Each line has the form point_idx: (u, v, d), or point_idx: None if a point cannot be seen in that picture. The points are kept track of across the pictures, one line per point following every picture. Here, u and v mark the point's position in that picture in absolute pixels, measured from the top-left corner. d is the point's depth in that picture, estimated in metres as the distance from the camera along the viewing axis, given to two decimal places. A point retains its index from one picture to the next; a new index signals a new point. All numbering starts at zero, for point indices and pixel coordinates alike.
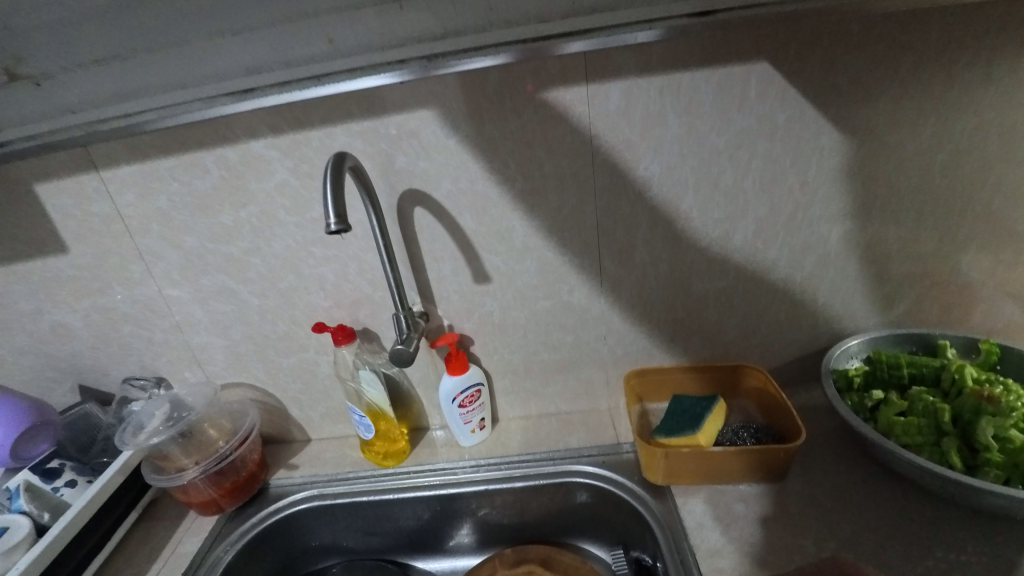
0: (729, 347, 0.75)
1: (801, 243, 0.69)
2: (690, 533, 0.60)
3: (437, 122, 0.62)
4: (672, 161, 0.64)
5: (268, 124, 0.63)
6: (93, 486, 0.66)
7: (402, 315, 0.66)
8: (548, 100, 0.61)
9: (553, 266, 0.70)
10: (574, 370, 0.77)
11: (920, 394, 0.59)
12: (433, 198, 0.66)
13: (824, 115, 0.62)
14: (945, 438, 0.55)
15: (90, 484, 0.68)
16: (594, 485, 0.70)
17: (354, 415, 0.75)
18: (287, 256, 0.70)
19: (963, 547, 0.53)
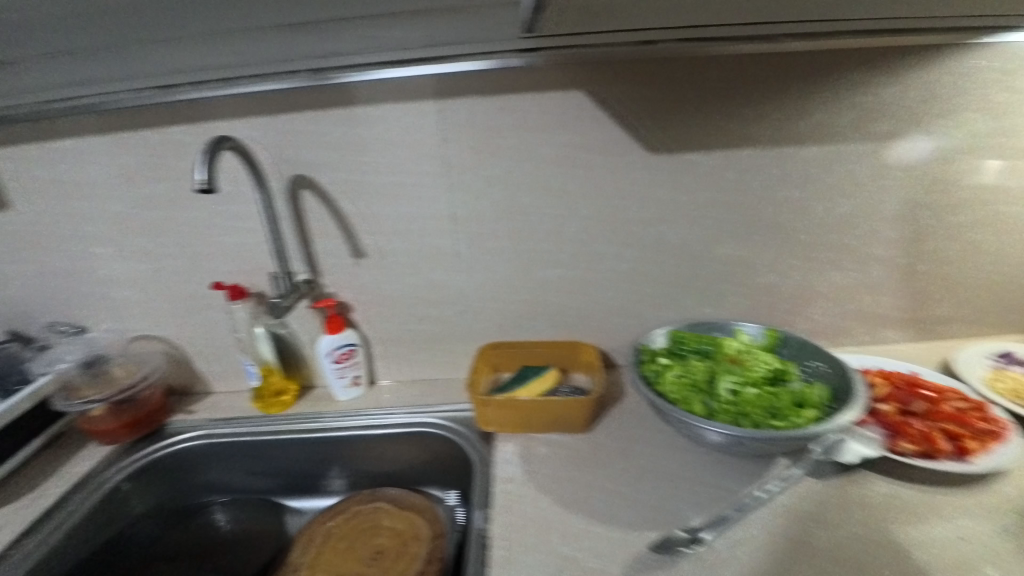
0: (570, 329, 0.90)
1: (622, 240, 0.84)
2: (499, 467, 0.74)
3: (320, 121, 0.77)
4: (513, 165, 0.79)
5: (183, 114, 0.78)
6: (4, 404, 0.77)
7: (281, 276, 0.80)
8: (410, 107, 0.76)
9: (418, 248, 0.84)
10: (440, 341, 0.90)
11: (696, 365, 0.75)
12: (317, 184, 0.80)
13: (634, 135, 0.78)
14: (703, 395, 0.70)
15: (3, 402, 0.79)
16: (439, 433, 0.82)
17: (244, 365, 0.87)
18: (195, 224, 0.84)
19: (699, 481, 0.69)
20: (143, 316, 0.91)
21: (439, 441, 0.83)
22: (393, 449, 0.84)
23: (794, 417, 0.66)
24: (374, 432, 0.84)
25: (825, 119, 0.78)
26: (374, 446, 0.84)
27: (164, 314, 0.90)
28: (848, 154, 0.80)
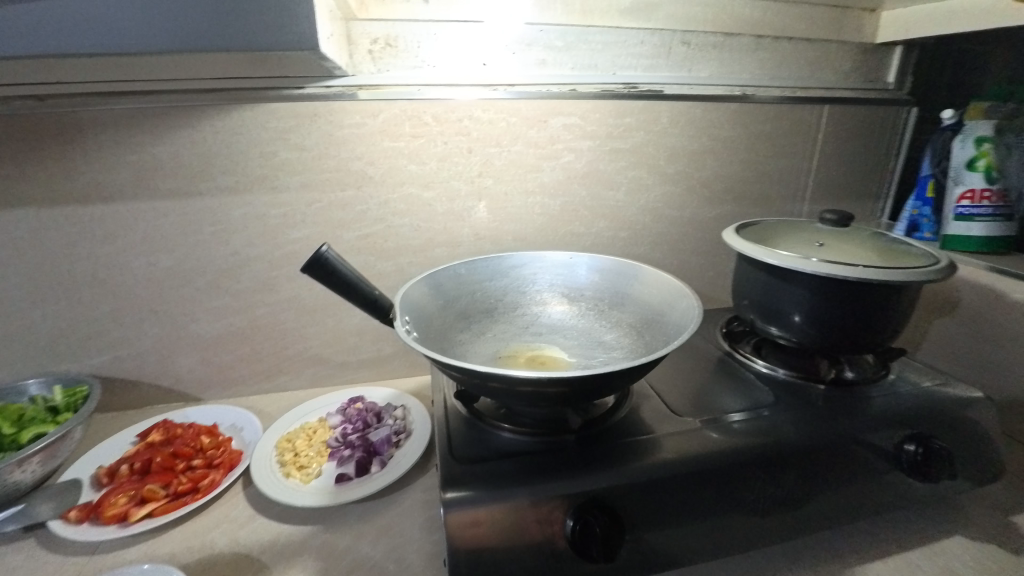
0: (308, 351, 0.77)
1: (388, 252, 0.74)
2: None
3: (187, 161, 0.65)
4: (299, 191, 0.68)
5: (142, 171, 0.64)
6: None
7: (333, 271, 0.46)
8: (286, 139, 0.66)
9: (271, 285, 0.72)
10: (215, 383, 0.76)
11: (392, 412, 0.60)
12: (266, 226, 0.69)
13: (342, 150, 0.67)
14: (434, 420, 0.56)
15: None
16: (217, 554, 0.50)
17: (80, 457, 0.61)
18: (161, 285, 0.70)
19: (698, 508, 0.49)
20: (230, 344, 0.74)
21: (611, 524, 0.45)
22: (534, 537, 0.45)
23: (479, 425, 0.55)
24: (505, 502, 0.45)
25: (532, 98, 0.70)
26: (506, 536, 0.45)
27: (261, 335, 0.74)
28: (713, 210, 0.84)
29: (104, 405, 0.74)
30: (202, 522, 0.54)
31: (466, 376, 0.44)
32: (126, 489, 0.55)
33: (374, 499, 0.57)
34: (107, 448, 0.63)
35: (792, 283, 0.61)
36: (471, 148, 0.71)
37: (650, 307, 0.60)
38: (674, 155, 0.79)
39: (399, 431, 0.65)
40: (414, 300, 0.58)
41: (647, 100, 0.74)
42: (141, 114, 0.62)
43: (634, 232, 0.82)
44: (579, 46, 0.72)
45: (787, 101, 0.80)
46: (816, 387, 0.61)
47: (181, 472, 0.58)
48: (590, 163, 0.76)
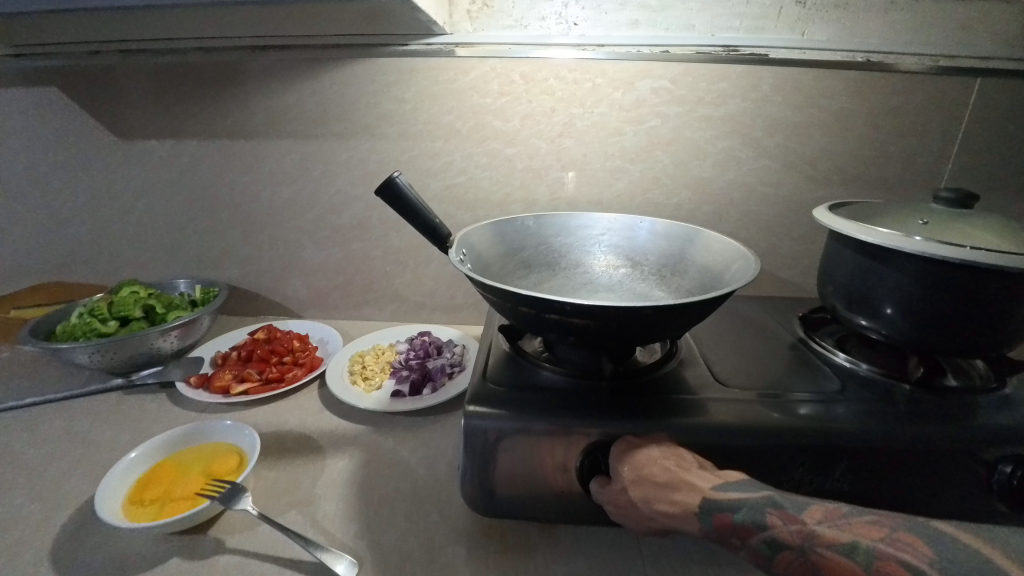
0: (391, 289, 0.86)
1: (468, 203, 0.79)
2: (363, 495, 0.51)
3: (308, 109, 0.75)
4: (396, 140, 0.76)
5: (274, 116, 0.76)
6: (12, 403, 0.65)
7: (404, 196, 0.52)
8: (387, 91, 0.73)
9: (365, 224, 0.81)
10: (314, 305, 0.88)
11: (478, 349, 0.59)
12: (365, 170, 0.78)
13: (434, 104, 0.74)
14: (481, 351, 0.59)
15: None
16: (286, 431, 0.60)
17: (209, 344, 0.76)
18: (280, 214, 0.82)
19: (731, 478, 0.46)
20: (328, 273, 0.85)
21: None
22: (548, 467, 0.46)
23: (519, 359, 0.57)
24: (524, 426, 0.46)
25: (620, 60, 0.70)
26: (520, 460, 0.47)
27: (354, 268, 0.84)
28: (816, 191, 0.76)
29: (232, 310, 0.90)
30: (282, 406, 0.65)
31: (501, 297, 0.45)
32: (232, 369, 0.68)
33: (420, 416, 0.63)
34: (225, 338, 0.78)
35: (887, 265, 0.54)
36: (554, 108, 0.73)
37: (713, 271, 0.57)
38: (774, 127, 0.73)
39: (454, 364, 0.70)
40: (475, 242, 0.61)
41: (747, 64, 0.70)
42: (278, 65, 0.73)
43: (719, 207, 0.78)
44: (676, 7, 0.70)
45: (924, 71, 0.69)
46: (899, 387, 0.54)
47: (274, 365, 0.70)
48: (677, 130, 0.73)
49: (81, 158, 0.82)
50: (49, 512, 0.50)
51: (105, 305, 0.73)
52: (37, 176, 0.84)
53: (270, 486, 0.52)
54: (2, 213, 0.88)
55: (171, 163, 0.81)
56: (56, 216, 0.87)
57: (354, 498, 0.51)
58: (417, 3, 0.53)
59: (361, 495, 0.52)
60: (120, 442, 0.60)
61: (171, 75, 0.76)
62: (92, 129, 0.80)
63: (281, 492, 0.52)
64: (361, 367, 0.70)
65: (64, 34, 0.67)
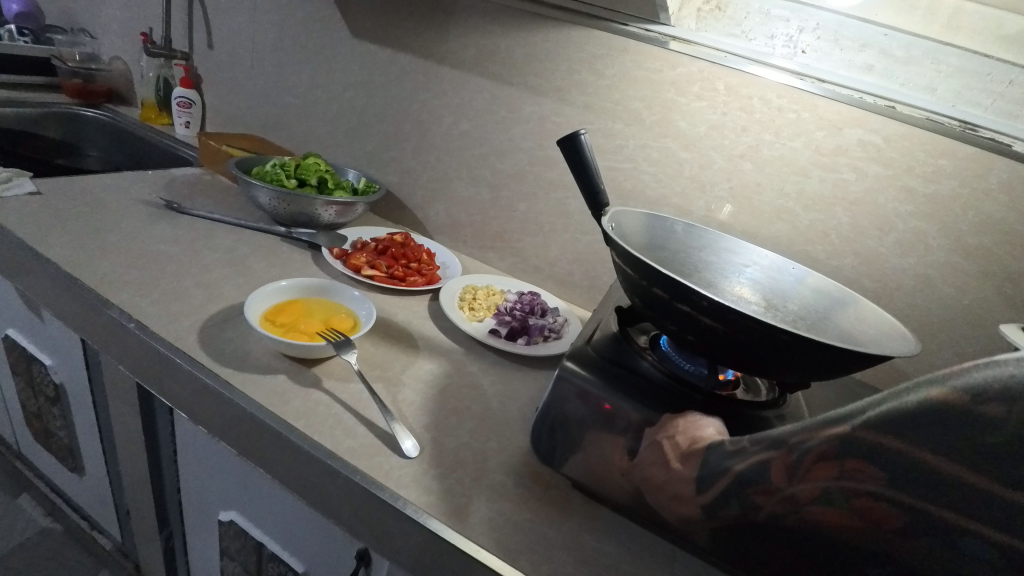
0: (518, 243, 0.89)
1: (621, 190, 0.80)
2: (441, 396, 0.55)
3: (514, 56, 0.81)
4: (579, 109, 0.79)
5: (482, 54, 0.83)
6: (205, 214, 0.79)
7: (581, 152, 0.54)
8: (590, 62, 0.76)
9: (519, 176, 0.86)
10: (447, 232, 0.95)
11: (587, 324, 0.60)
12: (540, 127, 0.82)
13: (629, 87, 0.75)
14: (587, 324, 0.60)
15: (178, 211, 0.79)
16: (394, 321, 0.66)
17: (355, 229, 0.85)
18: (451, 142, 0.89)
19: None
20: (470, 208, 0.91)
21: None
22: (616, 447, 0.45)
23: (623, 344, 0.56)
24: (611, 400, 0.46)
25: (836, 101, 0.66)
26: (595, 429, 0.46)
27: (494, 213, 0.89)
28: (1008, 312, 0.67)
29: (379, 211, 0.99)
30: (397, 301, 0.72)
31: (636, 272, 0.46)
32: (368, 255, 0.76)
33: (507, 359, 0.66)
34: (369, 230, 0.87)
35: None
36: (746, 127, 0.71)
37: (858, 338, 0.52)
38: (985, 226, 0.65)
39: (552, 330, 0.72)
40: (624, 222, 0.62)
41: (982, 149, 0.62)
42: (505, 10, 0.79)
43: (883, 288, 0.71)
44: (923, 64, 0.64)
45: None
46: None
47: (400, 266, 0.77)
48: (869, 192, 0.68)
49: (318, 43, 0.96)
50: (208, 301, 0.61)
51: (293, 165, 0.85)
52: (282, 48, 1.00)
53: (369, 357, 0.58)
54: (246, 70, 1.06)
55: (383, 68, 0.91)
56: (282, 84, 1.02)
57: (431, 397, 0.56)
58: None
59: (437, 397, 0.56)
60: (268, 274, 0.70)
61: None
62: (336, 21, 0.93)
63: (376, 365, 0.58)
64: (470, 298, 0.75)
65: None
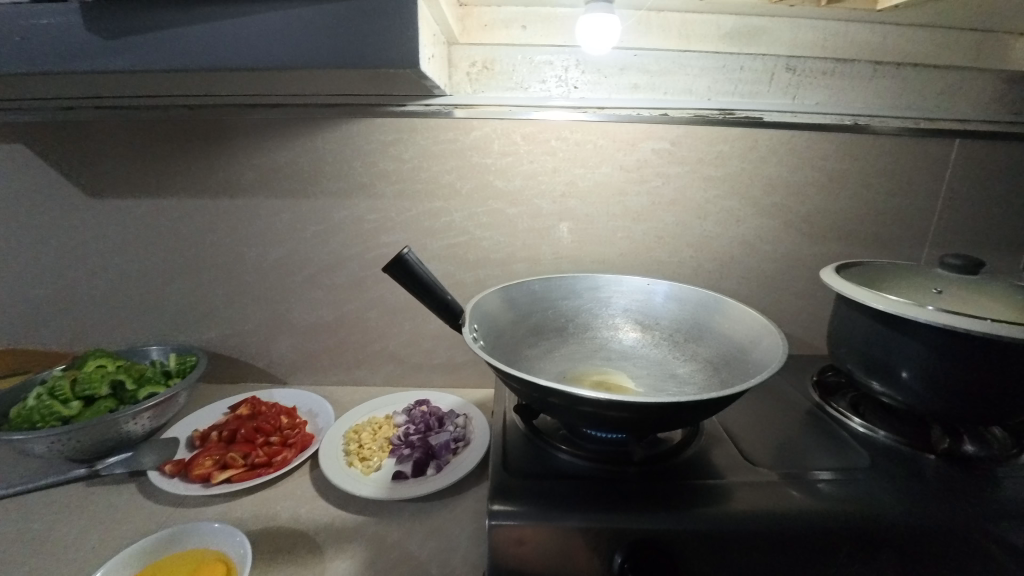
0: (386, 351, 0.81)
1: (468, 263, 0.77)
2: None
3: (300, 167, 0.72)
4: (393, 199, 0.73)
5: (264, 174, 0.73)
6: None
7: (414, 272, 0.49)
8: (385, 151, 0.71)
9: (359, 285, 0.77)
10: (302, 371, 0.82)
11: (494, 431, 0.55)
12: (360, 229, 0.75)
13: (434, 163, 0.71)
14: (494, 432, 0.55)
15: None
16: (278, 528, 0.54)
17: (186, 423, 0.69)
18: (266, 275, 0.77)
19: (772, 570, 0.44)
20: (318, 336, 0.80)
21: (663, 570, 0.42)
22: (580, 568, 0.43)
23: (538, 440, 0.53)
24: (554, 523, 0.43)
25: (623, 122, 0.70)
26: (550, 561, 0.43)
27: (346, 330, 0.80)
28: (814, 248, 0.77)
29: (211, 378, 0.83)
30: (273, 495, 0.59)
31: (531, 385, 0.43)
32: (214, 452, 0.62)
33: (427, 500, 0.58)
34: (204, 414, 0.71)
35: (904, 333, 0.54)
36: (557, 168, 0.72)
37: (732, 344, 0.56)
38: (771, 187, 0.74)
39: (458, 439, 0.65)
40: (488, 309, 0.58)
41: (745, 127, 0.71)
42: (269, 124, 0.70)
43: (722, 264, 0.78)
44: (675, 71, 0.71)
45: (911, 134, 0.72)
46: (924, 458, 0.53)
47: (260, 446, 0.64)
48: (679, 190, 0.74)
49: (46, 217, 0.76)
50: None
51: (68, 381, 0.66)
52: None
53: None
54: None
55: (147, 222, 0.76)
56: (13, 279, 0.79)
57: None
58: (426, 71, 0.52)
59: None
60: (82, 549, 0.52)
61: (152, 131, 0.72)
62: (60, 186, 0.74)
63: None
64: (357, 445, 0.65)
65: (37, 91, 0.62)
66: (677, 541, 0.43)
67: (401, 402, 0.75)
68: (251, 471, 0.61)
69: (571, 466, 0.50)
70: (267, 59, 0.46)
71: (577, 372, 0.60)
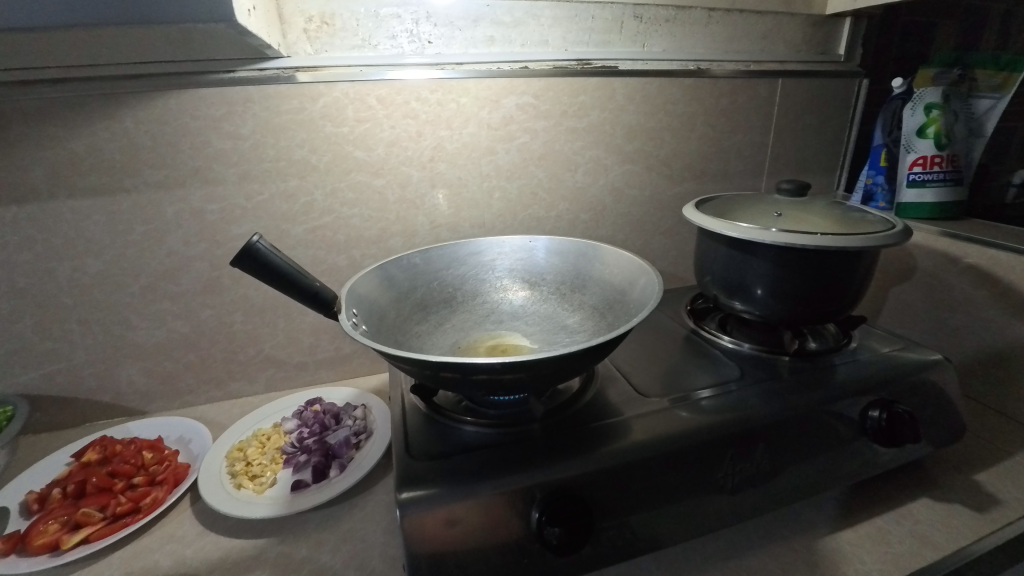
0: (262, 355, 0.73)
1: (340, 244, 0.70)
2: None
3: (109, 157, 0.59)
4: (239, 184, 0.64)
5: (59, 169, 0.58)
6: None
7: (269, 262, 0.43)
8: (219, 129, 0.61)
9: (215, 286, 0.68)
10: (162, 396, 0.71)
11: (396, 418, 0.52)
12: (204, 222, 0.65)
13: (282, 137, 0.63)
14: (396, 418, 0.52)
15: None
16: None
17: (12, 488, 0.56)
18: (91, 292, 0.64)
19: (676, 489, 0.47)
20: (174, 352, 0.69)
21: (581, 515, 0.43)
22: (500, 535, 0.42)
23: (442, 417, 0.52)
24: (467, 497, 0.42)
25: (483, 78, 0.67)
26: (468, 536, 0.42)
27: (208, 340, 0.70)
28: (673, 188, 0.83)
29: (39, 426, 0.68)
30: (147, 543, 0.51)
31: (420, 363, 0.41)
32: (58, 514, 0.51)
33: (334, 504, 0.54)
34: (37, 471, 0.58)
35: (754, 256, 0.61)
36: (420, 132, 0.68)
37: (611, 287, 0.59)
38: (631, 134, 0.77)
39: (359, 432, 0.62)
40: (365, 293, 0.53)
41: (601, 77, 0.72)
42: (52, 105, 0.56)
43: (597, 213, 0.80)
44: (528, 22, 0.69)
45: (742, 75, 0.79)
46: (780, 359, 0.61)
47: (121, 492, 0.54)
48: (547, 144, 0.74)
49: None
50: None
51: None
52: None
53: None
54: None
55: None
56: None
57: None
58: (246, 25, 0.44)
59: None
60: None
61: None
62: None
63: None
64: (244, 463, 0.58)
65: None
66: (588, 485, 0.45)
67: (288, 407, 0.68)
68: (114, 524, 0.51)
69: (479, 437, 0.49)
70: (19, 16, 0.35)
71: (470, 341, 0.59)
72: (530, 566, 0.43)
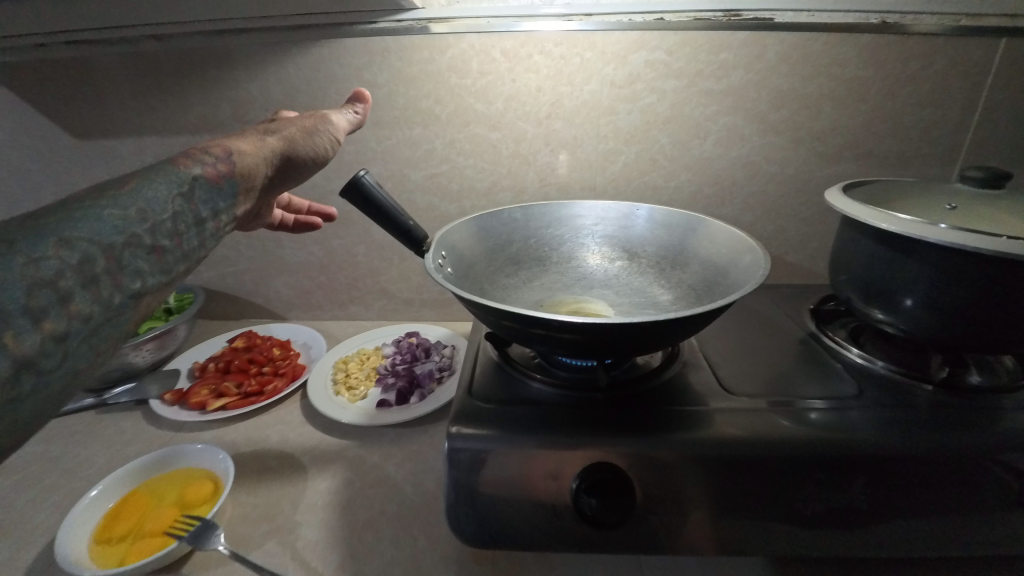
0: (377, 287, 0.81)
1: (454, 193, 0.74)
2: (350, 523, 0.47)
3: (274, 97, 0.69)
4: (371, 129, 0.70)
5: (239, 107, 0.70)
6: None
7: (366, 196, 0.47)
8: (360, 76, 0.67)
9: (344, 220, 0.76)
10: (298, 307, 0.84)
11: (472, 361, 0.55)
12: (341, 160, 0.73)
13: (411, 86, 0.67)
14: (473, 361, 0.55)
15: None
16: (267, 450, 0.57)
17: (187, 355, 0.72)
18: None
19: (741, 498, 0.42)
20: (310, 272, 0.81)
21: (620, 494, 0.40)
22: (535, 492, 0.42)
23: (512, 368, 0.53)
24: (510, 446, 0.43)
25: (611, 31, 0.64)
26: (505, 484, 0.43)
27: (336, 266, 0.80)
28: (824, 166, 0.71)
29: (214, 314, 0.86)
30: (265, 420, 0.62)
31: (487, 309, 0.42)
32: (209, 383, 0.64)
33: (408, 427, 0.60)
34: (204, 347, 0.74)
35: (909, 256, 0.50)
36: (540, 87, 0.67)
37: (713, 268, 0.53)
38: (780, 100, 0.67)
39: (442, 368, 0.66)
40: (460, 240, 0.56)
41: (751, 31, 0.63)
42: (238, 51, 0.67)
43: (723, 187, 0.73)
44: None
45: (949, 32, 0.63)
46: (918, 387, 0.50)
47: (253, 376, 0.66)
48: (675, 106, 0.67)
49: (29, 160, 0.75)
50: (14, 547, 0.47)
51: None
52: None
53: (248, 512, 0.49)
54: None
55: (132, 162, 0.75)
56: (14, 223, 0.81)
57: (336, 523, 0.47)
58: None
59: (345, 516, 0.48)
60: (93, 467, 0.56)
61: (120, 64, 0.69)
62: (40, 127, 0.73)
63: (260, 520, 0.48)
64: (346, 374, 0.66)
65: None
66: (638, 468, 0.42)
67: (390, 335, 0.76)
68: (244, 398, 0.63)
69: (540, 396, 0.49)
70: None
71: (555, 301, 0.59)
72: (560, 530, 0.42)
